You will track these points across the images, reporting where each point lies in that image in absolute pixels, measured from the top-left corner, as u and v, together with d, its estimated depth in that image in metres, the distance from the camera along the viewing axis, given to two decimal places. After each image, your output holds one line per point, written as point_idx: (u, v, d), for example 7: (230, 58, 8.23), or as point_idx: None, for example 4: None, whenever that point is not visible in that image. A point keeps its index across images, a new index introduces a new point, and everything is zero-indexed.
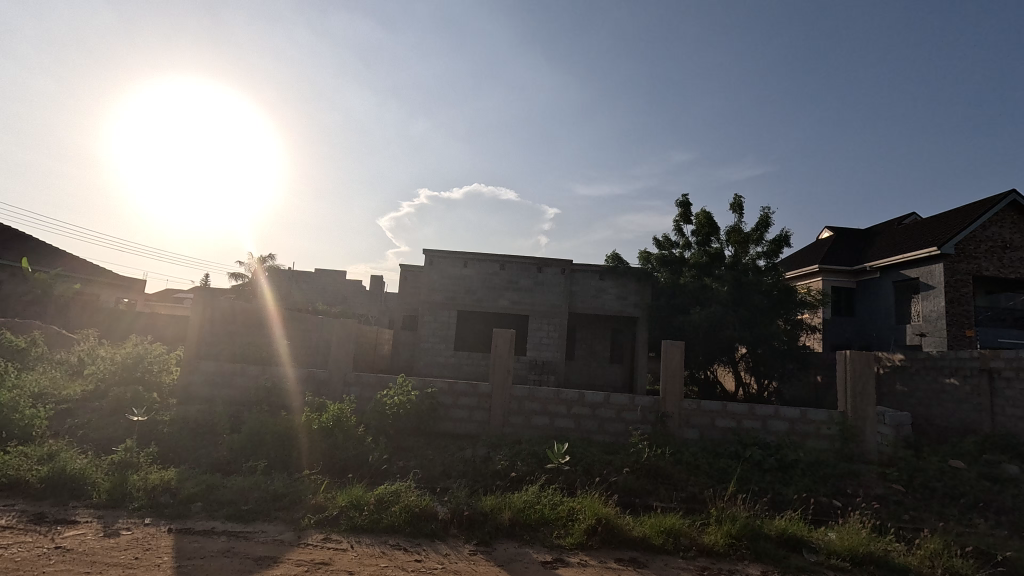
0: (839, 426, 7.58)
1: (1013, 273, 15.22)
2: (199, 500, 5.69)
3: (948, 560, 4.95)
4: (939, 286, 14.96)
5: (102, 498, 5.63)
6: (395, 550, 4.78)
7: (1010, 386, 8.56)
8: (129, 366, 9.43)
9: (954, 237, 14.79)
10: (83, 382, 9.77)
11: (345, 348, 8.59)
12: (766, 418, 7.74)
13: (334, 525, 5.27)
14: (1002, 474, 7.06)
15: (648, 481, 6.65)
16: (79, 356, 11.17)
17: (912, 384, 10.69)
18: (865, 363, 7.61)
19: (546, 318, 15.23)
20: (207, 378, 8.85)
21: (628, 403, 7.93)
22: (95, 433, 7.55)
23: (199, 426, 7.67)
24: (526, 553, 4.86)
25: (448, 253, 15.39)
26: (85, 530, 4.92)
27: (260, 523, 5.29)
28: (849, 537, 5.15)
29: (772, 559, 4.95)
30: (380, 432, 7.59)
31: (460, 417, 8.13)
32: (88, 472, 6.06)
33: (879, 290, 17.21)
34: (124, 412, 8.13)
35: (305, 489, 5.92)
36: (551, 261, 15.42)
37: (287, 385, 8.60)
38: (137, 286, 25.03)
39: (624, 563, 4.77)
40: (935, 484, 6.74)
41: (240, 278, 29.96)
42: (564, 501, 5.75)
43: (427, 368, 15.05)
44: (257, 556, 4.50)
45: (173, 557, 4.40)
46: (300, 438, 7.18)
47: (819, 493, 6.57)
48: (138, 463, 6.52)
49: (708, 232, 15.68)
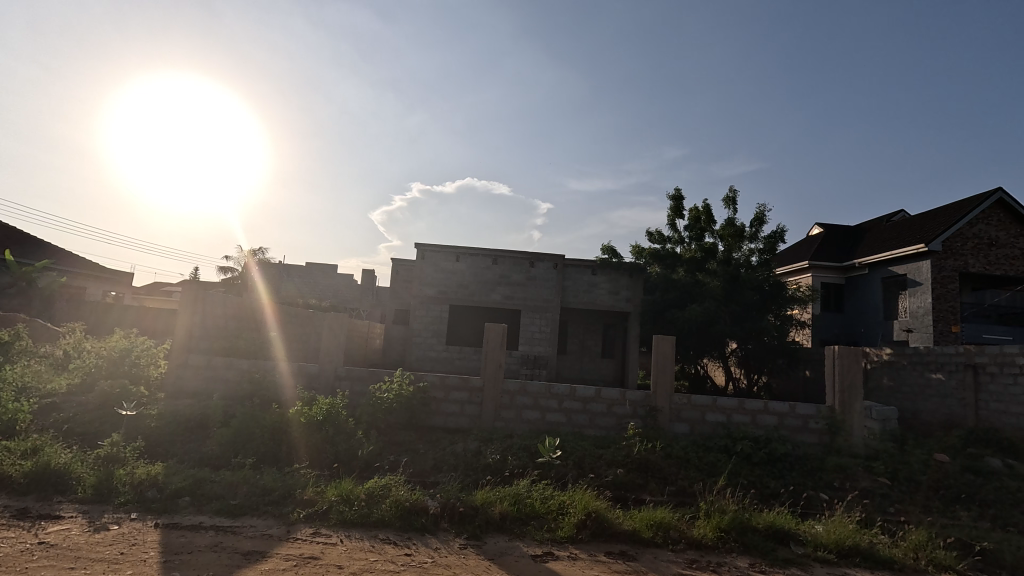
0: (827, 420, 7.65)
1: (998, 269, 15.45)
2: (186, 495, 5.64)
3: (932, 551, 5.03)
4: (926, 282, 15.15)
5: (87, 493, 5.56)
6: (384, 545, 4.77)
7: (994, 381, 8.71)
8: (116, 360, 9.32)
9: (942, 234, 14.97)
10: (69, 376, 9.62)
11: (337, 343, 8.53)
12: (756, 412, 7.80)
13: (324, 519, 5.25)
14: (985, 467, 7.17)
15: (639, 475, 6.70)
16: (65, 350, 10.99)
17: (899, 378, 10.83)
18: (853, 358, 7.66)
19: (538, 313, 15.23)
20: (197, 372, 8.80)
21: (619, 397, 7.96)
22: (81, 427, 7.46)
23: (188, 419, 7.59)
24: (517, 547, 4.87)
25: (440, 247, 15.31)
26: (70, 526, 4.85)
27: (249, 518, 5.25)
28: (836, 530, 5.22)
29: (760, 551, 5.00)
30: (371, 426, 7.55)
31: (452, 412, 8.11)
32: (73, 468, 5.98)
33: (868, 286, 17.39)
34: (112, 406, 8.03)
35: (294, 484, 5.88)
36: (543, 256, 15.41)
37: (278, 378, 8.55)
38: (125, 279, 24.64)
39: (614, 556, 4.80)
40: (921, 477, 6.83)
41: (229, 271, 29.49)
42: (555, 495, 5.77)
43: (419, 362, 15.03)
44: (245, 551, 4.46)
45: (159, 552, 4.35)
46: (291, 431, 7.13)
47: (807, 486, 6.67)
48: (124, 457, 6.44)
49: (700, 227, 15.75)
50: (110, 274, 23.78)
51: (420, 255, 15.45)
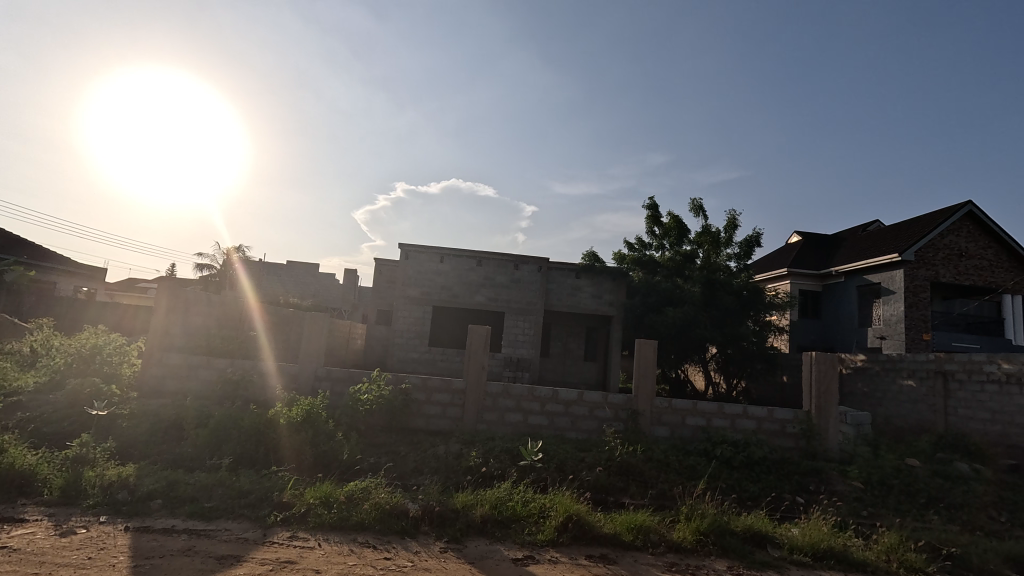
0: (803, 425, 7.81)
1: (967, 279, 15.96)
2: (159, 498, 5.49)
3: (903, 554, 5.12)
4: (899, 291, 15.57)
5: (53, 495, 5.38)
6: (364, 548, 4.70)
7: (962, 388, 8.97)
8: (87, 359, 9.04)
9: (914, 244, 15.41)
10: (37, 373, 9.31)
11: (318, 343, 8.40)
12: (735, 416, 7.91)
13: (301, 523, 5.16)
14: (953, 472, 7.37)
15: (620, 478, 6.72)
16: (33, 346, 10.63)
17: (872, 384, 11.09)
18: (829, 364, 7.82)
19: (522, 315, 15.22)
20: (173, 371, 8.61)
21: (600, 400, 7.99)
22: (49, 427, 7.21)
23: (162, 419, 7.41)
24: (498, 550, 4.85)
25: (424, 248, 15.22)
26: (35, 529, 4.69)
27: (224, 521, 5.14)
28: (812, 533, 5.31)
29: (737, 555, 5.06)
30: (351, 427, 7.46)
31: (434, 414, 8.06)
32: (39, 469, 5.79)
33: (844, 293, 17.76)
34: (82, 405, 7.80)
35: (272, 486, 5.77)
36: (528, 258, 15.41)
37: (259, 377, 8.39)
38: (98, 275, 23.94)
39: (594, 559, 4.80)
40: (893, 481, 6.97)
41: (208, 269, 28.89)
42: (536, 498, 5.75)
43: (400, 364, 14.91)
44: (219, 555, 4.35)
45: (129, 556, 4.22)
46: (270, 432, 7.00)
47: (784, 490, 6.78)
48: (94, 458, 6.25)
49: (678, 234, 15.95)
50: (83, 269, 23.17)
51: (403, 255, 15.34)
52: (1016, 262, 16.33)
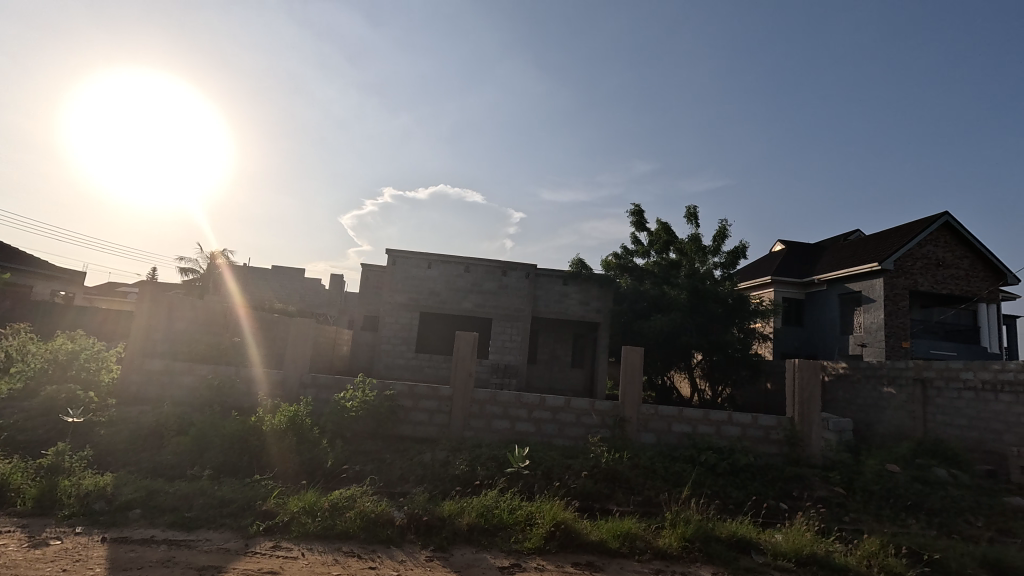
0: (786, 431, 7.93)
1: (945, 288, 16.37)
2: (137, 507, 5.38)
3: (884, 559, 5.18)
4: (879, 299, 15.89)
5: (27, 506, 5.24)
6: (348, 558, 4.64)
7: (940, 395, 9.17)
8: (64, 364, 8.83)
9: (894, 253, 15.76)
10: (10, 379, 9.05)
11: (303, 348, 8.30)
12: (720, 423, 7.99)
13: (285, 532, 5.08)
14: (932, 477, 7.51)
15: (606, 485, 6.74)
16: (9, 351, 10.35)
17: (854, 391, 11.28)
18: (812, 371, 7.92)
19: (510, 322, 15.21)
20: (153, 377, 8.45)
21: (587, 407, 8.02)
22: (23, 435, 7.01)
23: (142, 426, 7.25)
24: (484, 558, 4.82)
25: (412, 253, 15.20)
26: (8, 541, 4.55)
27: (204, 531, 5.04)
28: (795, 539, 5.36)
29: (722, 560, 5.10)
30: (336, 434, 7.37)
31: (420, 420, 8.02)
32: (12, 479, 5.63)
33: (826, 301, 18.04)
34: (58, 413, 7.60)
35: (255, 495, 5.69)
36: (516, 265, 15.43)
37: (242, 384, 8.27)
38: (77, 279, 23.40)
39: (581, 567, 4.79)
40: (874, 486, 7.09)
41: (191, 272, 28.44)
42: (522, 505, 5.74)
43: (387, 370, 14.79)
44: (200, 566, 4.27)
45: (106, 567, 4.14)
46: (253, 439, 6.89)
47: (768, 496, 6.85)
48: (70, 467, 6.09)
49: (664, 241, 16.13)
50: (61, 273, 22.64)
51: (390, 261, 15.30)
52: (991, 272, 16.81)
